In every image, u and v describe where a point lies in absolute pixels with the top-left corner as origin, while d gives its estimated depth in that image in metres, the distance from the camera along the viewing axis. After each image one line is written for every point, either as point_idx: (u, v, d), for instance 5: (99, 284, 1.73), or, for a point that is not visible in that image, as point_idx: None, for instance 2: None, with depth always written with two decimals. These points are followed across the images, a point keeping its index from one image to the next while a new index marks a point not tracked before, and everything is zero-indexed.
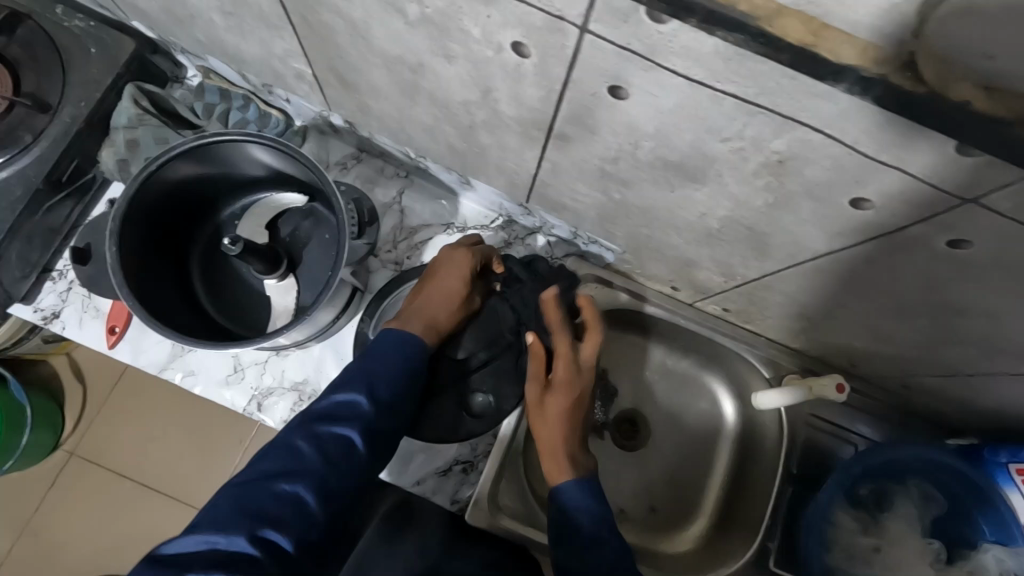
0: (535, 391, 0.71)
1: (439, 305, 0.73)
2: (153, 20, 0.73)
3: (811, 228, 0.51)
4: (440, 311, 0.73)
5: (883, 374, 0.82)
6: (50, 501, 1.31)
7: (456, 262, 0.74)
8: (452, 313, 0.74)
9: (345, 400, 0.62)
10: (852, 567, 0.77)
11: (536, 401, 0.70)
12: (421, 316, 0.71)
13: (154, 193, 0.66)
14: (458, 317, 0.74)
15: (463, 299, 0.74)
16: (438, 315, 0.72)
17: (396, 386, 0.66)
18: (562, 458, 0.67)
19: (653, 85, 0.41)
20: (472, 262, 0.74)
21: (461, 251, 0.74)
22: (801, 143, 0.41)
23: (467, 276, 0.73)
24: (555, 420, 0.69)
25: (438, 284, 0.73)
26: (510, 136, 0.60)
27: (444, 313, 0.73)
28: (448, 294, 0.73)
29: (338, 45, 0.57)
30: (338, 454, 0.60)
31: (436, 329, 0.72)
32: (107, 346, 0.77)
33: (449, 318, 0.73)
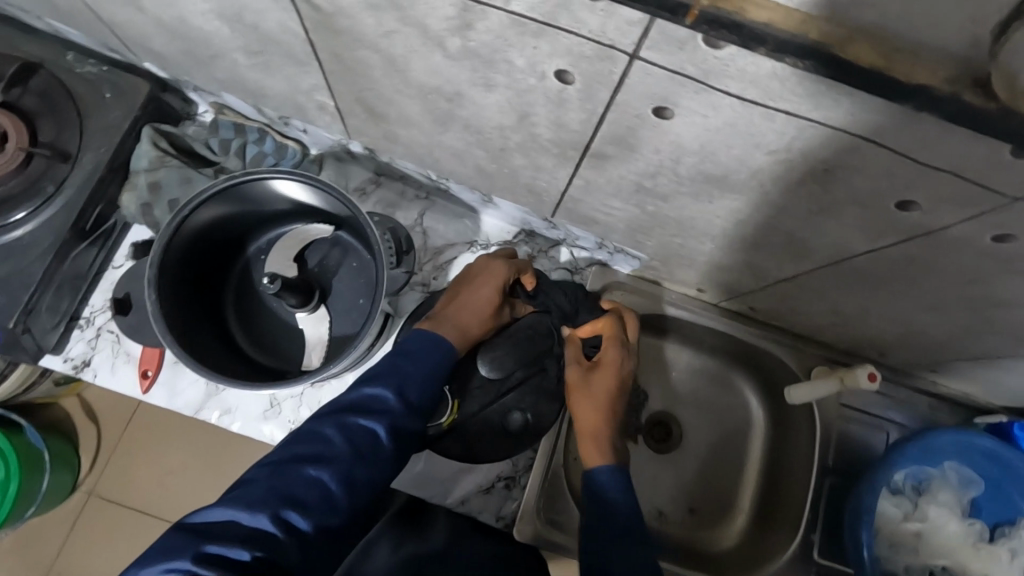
0: (575, 370, 0.71)
1: (473, 314, 0.70)
2: (168, 60, 0.72)
3: (852, 230, 0.53)
4: (473, 320, 0.70)
5: (911, 360, 0.83)
6: (70, 545, 1.29)
7: (492, 271, 0.72)
8: (483, 323, 0.71)
9: (373, 393, 0.60)
10: (896, 554, 0.80)
11: (577, 382, 0.70)
12: (456, 324, 0.68)
13: (185, 236, 0.66)
14: (488, 328, 0.72)
15: (496, 309, 0.72)
16: (472, 324, 0.70)
17: (428, 387, 0.63)
18: (597, 439, 0.66)
19: (702, 106, 0.42)
20: (509, 272, 0.72)
21: (497, 261, 0.73)
22: (852, 154, 0.42)
23: (502, 286, 0.71)
24: (595, 401, 0.68)
25: (471, 293, 0.71)
26: (544, 158, 0.61)
27: (476, 322, 0.70)
28: (483, 304, 0.70)
29: (372, 78, 0.57)
30: (367, 446, 0.57)
31: (468, 338, 0.69)
32: (141, 391, 0.76)
33: (480, 328, 0.71)
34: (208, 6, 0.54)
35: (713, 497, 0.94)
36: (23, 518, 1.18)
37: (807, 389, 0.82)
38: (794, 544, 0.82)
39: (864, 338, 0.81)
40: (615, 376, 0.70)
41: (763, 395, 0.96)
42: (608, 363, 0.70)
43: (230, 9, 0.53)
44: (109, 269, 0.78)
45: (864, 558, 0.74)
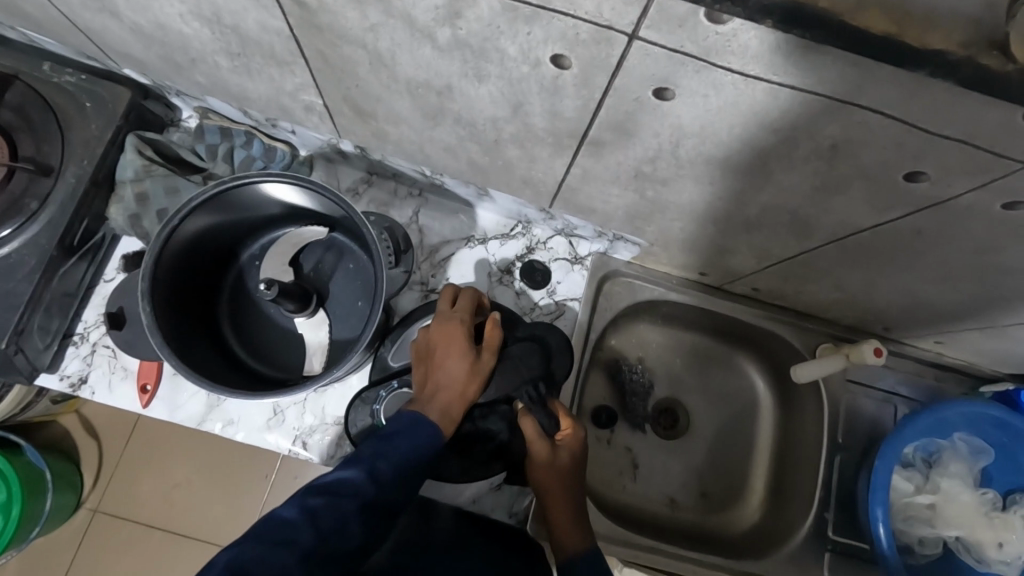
0: (540, 451, 0.66)
1: (449, 384, 0.64)
2: (148, 67, 0.70)
3: (858, 206, 0.52)
4: (452, 389, 0.64)
5: (915, 332, 0.83)
6: (77, 567, 1.28)
7: (446, 330, 0.68)
8: (467, 388, 0.65)
9: (345, 475, 0.54)
10: (910, 527, 0.80)
11: (543, 463, 0.66)
12: (433, 400, 0.63)
13: (176, 249, 0.65)
14: (476, 390, 0.66)
15: (472, 367, 0.66)
16: (450, 392, 0.64)
17: (403, 467, 0.57)
18: (570, 521, 0.66)
19: (704, 86, 0.41)
20: (461, 325, 0.68)
21: (447, 323, 0.68)
22: (857, 127, 0.41)
23: (464, 339, 0.67)
24: (559, 481, 0.66)
25: (439, 362, 0.66)
26: (541, 148, 0.59)
27: (457, 389, 0.64)
28: (454, 368, 0.65)
29: (358, 75, 0.56)
30: (332, 531, 0.50)
31: (455, 411, 0.64)
32: (141, 406, 0.75)
33: (464, 392, 0.65)
34: (185, 7, 0.52)
35: (723, 481, 0.94)
36: (28, 538, 1.17)
37: (812, 367, 0.82)
38: (807, 524, 0.83)
39: (868, 312, 0.81)
40: (573, 454, 0.68)
41: (768, 376, 0.96)
42: (570, 438, 0.68)
43: (208, 10, 0.51)
44: (100, 284, 0.76)
45: (882, 536, 0.73)
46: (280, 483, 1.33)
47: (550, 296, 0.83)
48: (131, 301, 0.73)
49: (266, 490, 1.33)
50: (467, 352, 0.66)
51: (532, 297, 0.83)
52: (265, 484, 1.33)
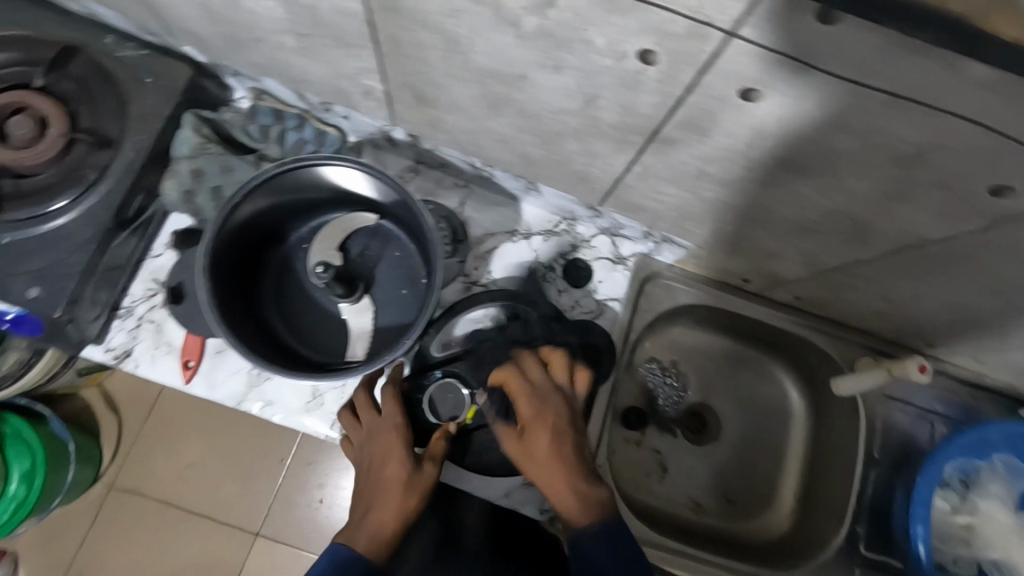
0: (529, 407, 0.59)
1: (382, 497, 0.61)
2: (208, 45, 0.70)
3: (929, 216, 0.51)
4: (386, 502, 0.61)
5: (959, 350, 0.82)
6: (94, 538, 1.29)
7: (380, 444, 0.66)
8: (404, 498, 0.61)
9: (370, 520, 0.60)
10: (946, 547, 0.79)
11: (534, 420, 0.58)
12: (364, 524, 0.60)
13: (234, 230, 0.65)
14: (417, 499, 0.62)
15: (410, 479, 0.62)
16: (381, 515, 0.60)
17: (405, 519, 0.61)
18: (581, 494, 0.56)
19: (795, 87, 0.41)
20: (398, 432, 0.66)
21: (380, 431, 0.67)
22: (950, 136, 0.40)
23: (400, 448, 0.65)
24: (556, 449, 0.57)
25: (373, 479, 0.63)
26: (603, 143, 0.59)
27: (390, 506, 0.61)
28: (389, 484, 0.62)
29: (429, 62, 0.56)
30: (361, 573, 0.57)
31: (388, 530, 0.60)
32: (183, 381, 0.75)
33: (399, 509, 0.61)
34: None
35: (751, 489, 0.93)
36: (49, 508, 1.19)
37: (853, 381, 0.81)
38: (839, 536, 0.82)
39: (913, 327, 0.80)
40: (559, 403, 0.60)
41: (802, 386, 0.95)
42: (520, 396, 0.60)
43: None
44: (148, 259, 0.77)
45: (921, 555, 0.73)
46: (298, 468, 1.34)
47: (591, 294, 0.83)
48: (189, 276, 0.74)
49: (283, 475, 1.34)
50: (404, 459, 0.64)
51: (572, 295, 0.83)
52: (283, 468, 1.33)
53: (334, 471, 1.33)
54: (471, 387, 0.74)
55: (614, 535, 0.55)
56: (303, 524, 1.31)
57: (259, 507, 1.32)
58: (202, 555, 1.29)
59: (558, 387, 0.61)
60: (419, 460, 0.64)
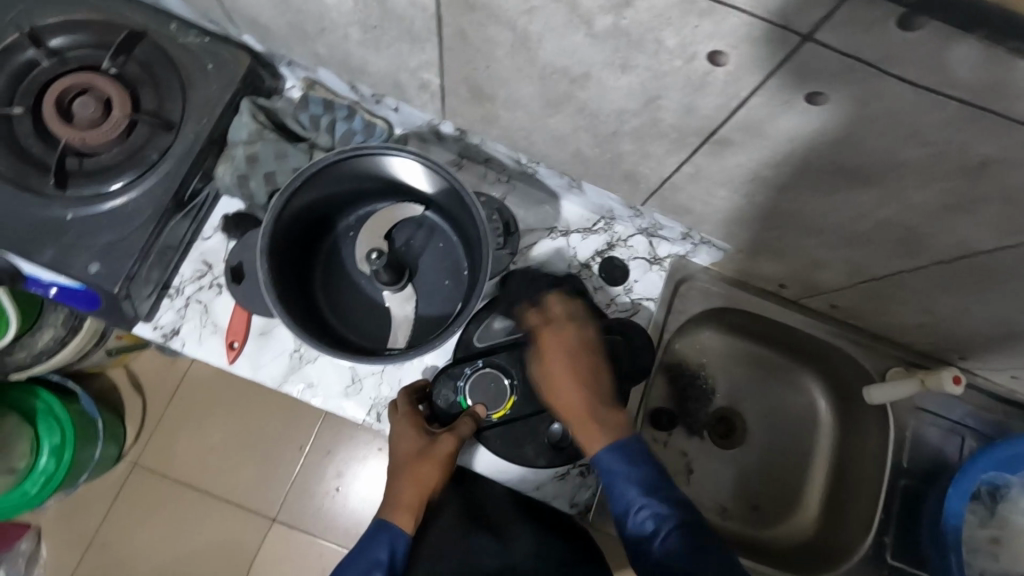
0: (553, 344, 0.69)
1: (399, 475, 0.68)
2: (270, 34, 0.72)
3: (983, 228, 0.52)
4: (403, 479, 0.67)
5: (994, 365, 0.82)
6: (117, 515, 1.32)
7: (395, 429, 0.71)
8: (419, 473, 0.67)
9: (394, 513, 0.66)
10: (974, 560, 0.80)
11: (551, 345, 0.69)
12: (388, 500, 0.67)
13: (292, 216, 0.67)
14: (432, 470, 0.67)
15: (423, 454, 0.68)
16: (400, 491, 0.67)
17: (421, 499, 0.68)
18: (600, 418, 0.65)
19: (867, 93, 0.41)
20: (407, 414, 0.71)
21: (395, 415, 0.72)
22: (1017, 147, 0.41)
23: (411, 429, 0.70)
24: (572, 374, 0.67)
25: (393, 459, 0.69)
26: (657, 144, 0.60)
27: (405, 481, 0.67)
28: (404, 462, 0.68)
29: (493, 58, 0.57)
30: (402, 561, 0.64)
31: (409, 502, 0.66)
32: (228, 361, 0.77)
33: (417, 482, 0.67)
34: None
35: (777, 495, 0.94)
36: (76, 483, 1.21)
37: (886, 390, 0.82)
38: (865, 544, 0.83)
39: (947, 338, 0.80)
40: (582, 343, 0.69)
41: (831, 395, 0.96)
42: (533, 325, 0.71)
43: None
44: (198, 242, 0.79)
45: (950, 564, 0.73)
46: (319, 456, 1.36)
47: (626, 293, 0.84)
48: (249, 257, 0.75)
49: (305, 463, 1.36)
50: (416, 438, 0.69)
51: (608, 293, 0.84)
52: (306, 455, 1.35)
53: (351, 461, 1.35)
54: (512, 377, 0.73)
55: (634, 456, 0.62)
56: (324, 512, 1.33)
57: (280, 492, 1.34)
58: (221, 537, 1.31)
59: (582, 322, 0.71)
60: (429, 436, 0.69)
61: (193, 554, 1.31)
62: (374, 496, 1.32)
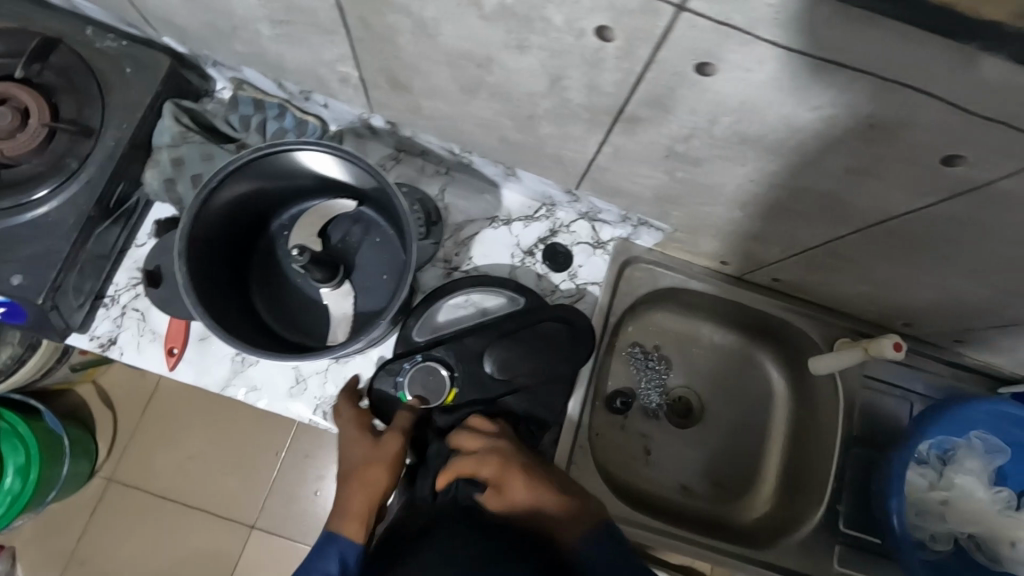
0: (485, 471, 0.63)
1: (347, 481, 0.66)
2: (188, 35, 0.71)
3: (892, 191, 0.52)
4: (351, 485, 0.66)
5: (937, 329, 0.83)
6: (92, 533, 1.30)
7: (340, 435, 0.70)
8: (366, 474, 0.65)
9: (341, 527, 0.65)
10: (924, 522, 0.80)
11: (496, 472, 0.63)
12: (338, 509, 0.65)
13: (215, 214, 0.66)
14: (378, 470, 0.65)
15: (369, 456, 0.66)
16: (348, 497, 0.65)
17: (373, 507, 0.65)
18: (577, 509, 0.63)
19: (752, 60, 0.41)
20: (351, 417, 0.70)
21: (338, 418, 0.71)
22: (903, 105, 0.41)
23: (356, 432, 0.69)
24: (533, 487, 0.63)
25: (342, 465, 0.68)
26: (575, 125, 0.60)
27: (354, 487, 0.65)
28: (352, 467, 0.66)
29: (400, 46, 0.56)
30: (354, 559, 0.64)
31: (355, 508, 0.64)
32: (168, 368, 0.76)
33: (366, 484, 0.65)
34: None
35: (738, 469, 0.94)
36: (45, 503, 1.19)
37: (830, 359, 0.83)
38: (818, 513, 0.84)
39: (890, 305, 0.81)
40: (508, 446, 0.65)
41: (784, 369, 0.96)
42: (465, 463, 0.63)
43: None
44: (132, 249, 0.78)
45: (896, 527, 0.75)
46: (295, 459, 1.35)
47: (571, 279, 0.84)
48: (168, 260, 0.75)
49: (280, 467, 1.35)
50: (362, 441, 0.68)
51: (553, 279, 0.84)
52: (280, 459, 1.35)
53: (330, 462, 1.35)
54: (452, 370, 0.72)
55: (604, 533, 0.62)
56: (303, 516, 1.32)
57: (258, 498, 1.33)
58: (200, 548, 1.30)
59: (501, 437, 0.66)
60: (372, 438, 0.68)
61: (174, 568, 1.30)
62: None
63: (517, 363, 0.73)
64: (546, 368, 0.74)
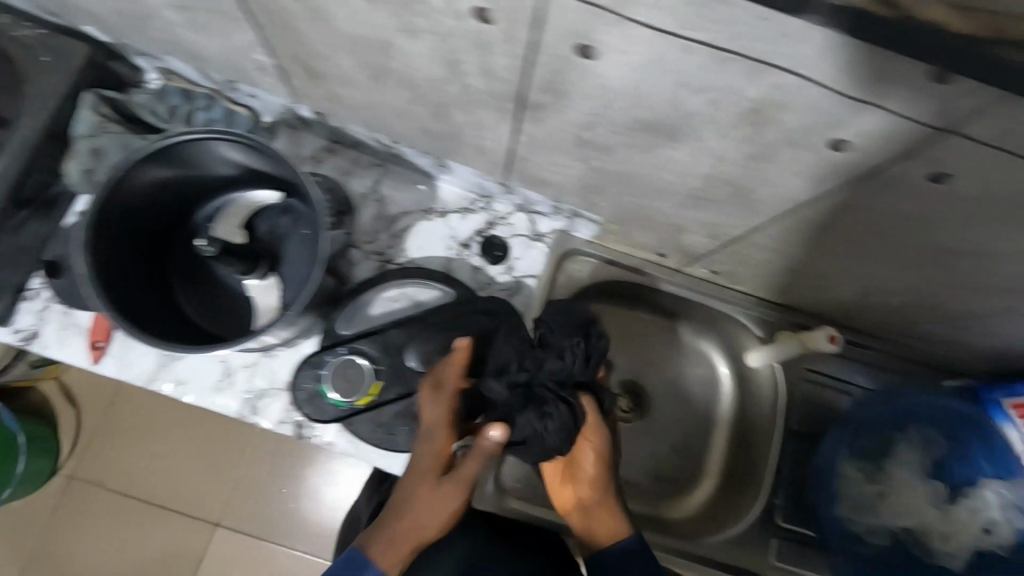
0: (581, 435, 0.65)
1: (405, 500, 0.60)
2: (106, 24, 0.70)
3: (792, 176, 0.51)
4: (401, 509, 0.59)
5: (873, 321, 0.82)
6: (54, 531, 1.24)
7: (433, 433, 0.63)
8: (421, 506, 0.59)
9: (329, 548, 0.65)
10: (860, 516, 0.80)
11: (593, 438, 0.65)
12: (377, 538, 0.58)
13: (127, 197, 0.64)
14: (454, 495, 0.60)
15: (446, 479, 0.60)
16: (402, 524, 0.58)
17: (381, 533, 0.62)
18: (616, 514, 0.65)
19: (623, 42, 0.40)
20: (448, 412, 0.63)
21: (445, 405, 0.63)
22: (778, 88, 0.40)
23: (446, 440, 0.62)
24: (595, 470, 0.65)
25: (418, 470, 0.61)
26: (485, 113, 0.59)
27: (409, 515, 0.59)
28: (426, 488, 0.60)
29: (301, 32, 0.56)
30: None
31: (400, 547, 0.58)
32: (91, 361, 0.75)
33: (437, 508, 0.59)
34: None
35: (681, 463, 0.91)
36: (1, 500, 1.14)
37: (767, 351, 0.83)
38: (756, 508, 0.83)
39: (825, 297, 0.80)
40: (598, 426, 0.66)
41: None
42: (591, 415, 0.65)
43: None
44: None
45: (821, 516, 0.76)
46: (272, 458, 1.29)
47: (508, 271, 0.83)
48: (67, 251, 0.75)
49: (256, 467, 1.29)
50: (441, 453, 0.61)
51: (489, 272, 0.83)
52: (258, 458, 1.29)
53: (280, 456, 1.28)
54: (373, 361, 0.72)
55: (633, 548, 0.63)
56: (271, 516, 1.26)
57: (235, 497, 1.27)
58: (167, 547, 1.25)
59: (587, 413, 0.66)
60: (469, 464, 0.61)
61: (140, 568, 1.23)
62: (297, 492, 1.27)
63: (575, 316, 0.67)
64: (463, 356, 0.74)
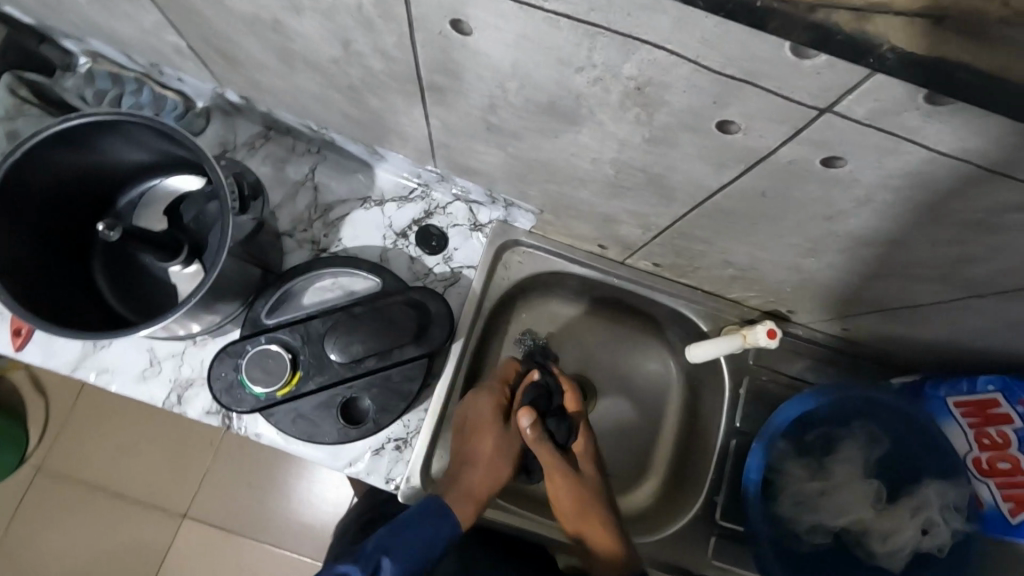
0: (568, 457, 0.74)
1: (476, 458, 0.71)
2: (25, 6, 0.69)
3: (696, 162, 0.49)
4: (476, 463, 0.70)
5: (817, 317, 0.80)
6: (20, 522, 1.23)
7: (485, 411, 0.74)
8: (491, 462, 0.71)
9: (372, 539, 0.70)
10: (799, 514, 0.78)
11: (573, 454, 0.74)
12: (457, 487, 0.68)
13: (32, 179, 0.63)
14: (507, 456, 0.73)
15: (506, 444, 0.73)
16: (476, 481, 0.69)
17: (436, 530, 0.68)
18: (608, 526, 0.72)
19: (490, 15, 0.38)
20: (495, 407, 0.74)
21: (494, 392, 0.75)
22: (651, 65, 0.38)
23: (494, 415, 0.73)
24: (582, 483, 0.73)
25: (472, 436, 0.72)
26: (393, 96, 0.57)
27: (480, 472, 0.70)
28: (488, 451, 0.72)
29: (197, 11, 0.54)
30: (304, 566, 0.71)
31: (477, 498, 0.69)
32: (14, 349, 0.74)
33: (496, 469, 0.72)
34: None
35: (626, 462, 0.89)
36: None
37: (708, 346, 0.80)
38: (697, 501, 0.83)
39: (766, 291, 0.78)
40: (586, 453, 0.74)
41: None
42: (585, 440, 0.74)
43: None
44: None
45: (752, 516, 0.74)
46: (241, 454, 1.27)
47: (446, 262, 0.82)
48: None
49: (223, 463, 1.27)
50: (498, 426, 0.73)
51: (426, 263, 0.81)
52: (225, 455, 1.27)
53: (236, 448, 1.27)
54: (295, 352, 0.71)
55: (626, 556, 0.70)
56: (233, 509, 1.25)
57: (203, 494, 1.25)
58: (134, 540, 1.23)
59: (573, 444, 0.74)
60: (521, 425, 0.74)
61: (105, 561, 1.22)
62: (254, 484, 1.26)
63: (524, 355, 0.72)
64: (389, 348, 0.72)
